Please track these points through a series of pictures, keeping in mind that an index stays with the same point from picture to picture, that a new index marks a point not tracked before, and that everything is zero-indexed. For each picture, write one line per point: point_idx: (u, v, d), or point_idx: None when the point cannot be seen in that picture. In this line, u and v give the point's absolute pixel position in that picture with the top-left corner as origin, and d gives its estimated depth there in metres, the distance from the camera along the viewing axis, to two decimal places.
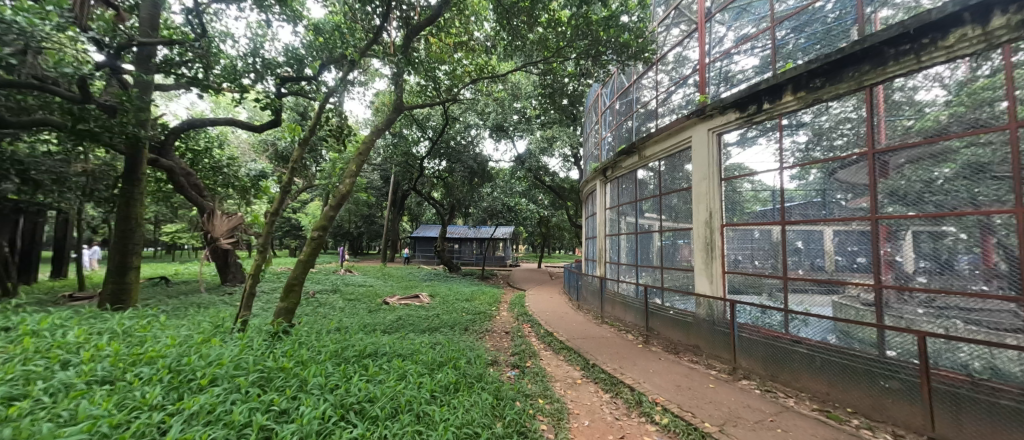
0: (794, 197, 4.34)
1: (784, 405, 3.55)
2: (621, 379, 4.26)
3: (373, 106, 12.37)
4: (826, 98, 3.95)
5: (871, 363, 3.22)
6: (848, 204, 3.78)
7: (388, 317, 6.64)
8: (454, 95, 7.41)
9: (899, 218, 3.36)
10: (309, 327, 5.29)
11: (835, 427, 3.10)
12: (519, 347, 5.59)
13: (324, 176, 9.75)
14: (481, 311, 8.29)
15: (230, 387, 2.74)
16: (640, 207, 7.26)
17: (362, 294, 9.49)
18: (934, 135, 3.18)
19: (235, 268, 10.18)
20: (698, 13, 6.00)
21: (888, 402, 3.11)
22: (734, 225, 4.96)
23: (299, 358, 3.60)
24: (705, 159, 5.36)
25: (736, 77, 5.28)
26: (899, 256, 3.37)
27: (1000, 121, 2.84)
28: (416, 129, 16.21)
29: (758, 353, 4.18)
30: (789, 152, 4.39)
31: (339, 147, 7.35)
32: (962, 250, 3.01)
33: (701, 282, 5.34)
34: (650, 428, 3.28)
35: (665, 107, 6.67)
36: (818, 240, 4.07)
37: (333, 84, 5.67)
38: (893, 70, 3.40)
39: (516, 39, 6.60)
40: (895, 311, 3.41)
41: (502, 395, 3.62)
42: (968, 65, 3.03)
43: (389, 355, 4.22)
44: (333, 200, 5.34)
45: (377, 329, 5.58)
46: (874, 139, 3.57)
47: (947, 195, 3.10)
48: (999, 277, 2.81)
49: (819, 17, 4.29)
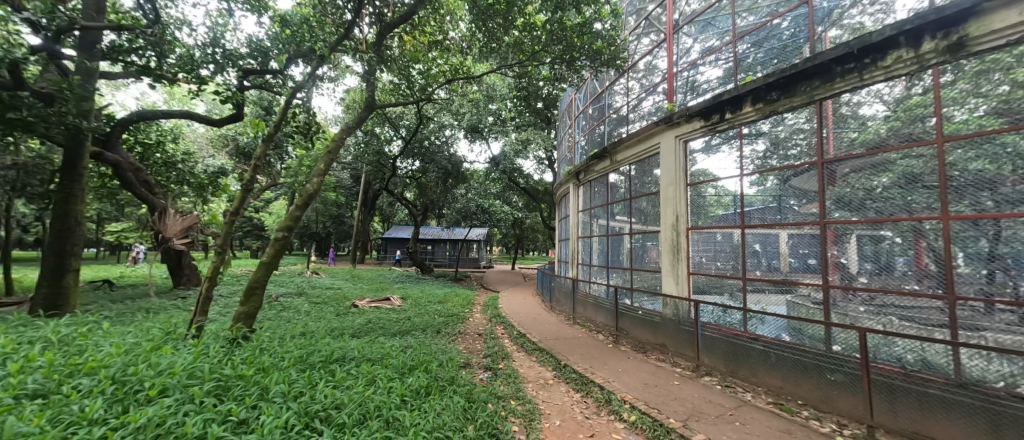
0: (753, 202, 4.58)
1: (742, 399, 3.74)
2: (591, 378, 4.34)
3: (343, 103, 12.01)
4: (782, 109, 4.23)
5: (820, 358, 3.46)
6: (800, 209, 4.05)
7: (357, 320, 6.44)
8: (429, 94, 7.26)
9: (845, 223, 3.66)
10: (272, 332, 5.04)
11: (788, 419, 3.30)
12: (492, 349, 5.57)
13: (290, 175, 9.37)
14: (453, 313, 8.20)
15: (183, 398, 2.56)
16: (612, 210, 7.44)
17: (330, 297, 9.17)
18: (875, 147, 3.47)
19: (189, 270, 9.58)
20: (666, 24, 6.25)
21: (834, 393, 3.34)
22: (699, 228, 5.19)
23: (260, 365, 3.43)
24: (672, 166, 5.60)
25: (701, 86, 5.52)
26: (845, 258, 3.66)
27: (928, 136, 3.16)
28: (388, 128, 15.84)
29: (719, 350, 4.38)
30: (749, 160, 4.64)
31: (307, 144, 7.04)
32: (899, 252, 3.29)
33: (668, 282, 5.54)
34: (619, 426, 3.37)
35: (635, 113, 6.89)
36: (774, 244, 4.33)
37: (300, 79, 5.45)
38: (840, 86, 3.69)
39: (491, 41, 6.62)
40: (840, 309, 3.68)
41: (474, 397, 3.60)
42: (904, 83, 3.31)
43: (357, 360, 4.09)
44: (299, 200, 5.12)
45: (345, 334, 5.40)
46: (823, 149, 3.86)
47: (885, 201, 3.39)
48: (929, 277, 3.11)
49: (776, 34, 4.61)
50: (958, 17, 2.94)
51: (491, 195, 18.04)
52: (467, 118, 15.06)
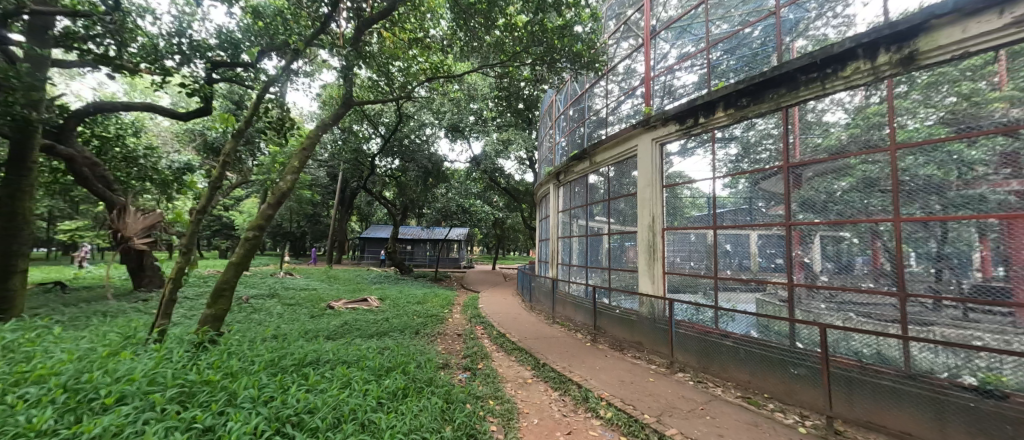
0: (725, 204, 4.75)
1: (712, 394, 3.87)
2: (569, 377, 4.40)
3: (320, 99, 11.71)
4: (752, 115, 4.42)
5: (784, 353, 3.63)
6: (768, 211, 4.23)
7: (332, 322, 6.29)
8: (409, 92, 7.18)
9: (809, 225, 3.86)
10: (241, 335, 4.85)
11: (755, 412, 3.44)
12: (471, 349, 5.55)
13: (263, 172, 9.04)
14: (432, 313, 8.11)
15: (142, 406, 2.43)
16: (591, 210, 7.55)
17: (304, 298, 8.89)
18: (837, 153, 3.66)
19: (151, 272, 9.09)
20: (644, 30, 6.40)
21: (797, 386, 3.51)
22: (674, 229, 5.34)
23: (228, 370, 3.30)
24: (649, 168, 5.73)
25: (678, 91, 5.67)
26: (808, 258, 3.85)
27: (883, 143, 3.37)
28: (367, 125, 15.54)
29: (692, 347, 4.52)
30: (721, 163, 4.81)
31: (281, 140, 6.80)
32: (858, 252, 3.49)
33: (644, 282, 5.67)
34: (596, 423, 3.42)
35: (615, 116, 7.01)
36: (744, 244, 4.51)
37: (274, 73, 5.27)
38: (804, 94, 3.89)
39: (472, 40, 6.59)
40: (804, 307, 3.87)
41: (452, 398, 3.58)
42: (863, 93, 3.51)
43: (332, 363, 3.99)
44: (272, 198, 4.95)
45: (319, 336, 5.26)
46: (790, 154, 4.05)
47: (846, 204, 3.58)
48: (884, 275, 3.31)
49: (748, 42, 4.80)
50: (910, 31, 3.15)
51: (472, 194, 17.92)
52: (448, 117, 14.95)
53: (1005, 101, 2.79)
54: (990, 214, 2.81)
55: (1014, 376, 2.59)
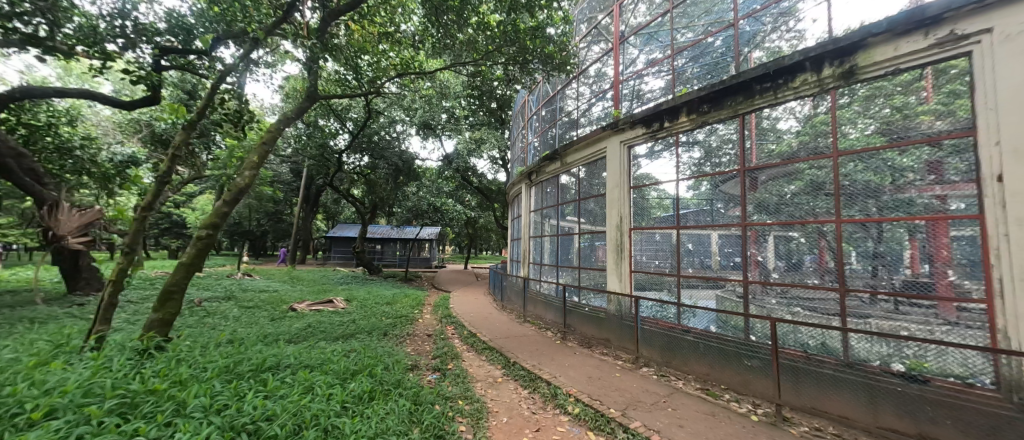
0: (688, 205, 4.95)
1: (674, 387, 4.04)
2: (539, 374, 4.44)
3: (282, 91, 11.17)
4: (713, 121, 4.64)
5: (739, 346, 3.84)
6: (726, 212, 4.47)
7: (295, 325, 6.03)
8: (379, 88, 7.06)
9: (763, 225, 4.11)
10: (193, 341, 4.55)
11: (713, 402, 3.63)
12: (441, 349, 5.50)
13: (219, 166, 8.53)
14: (402, 314, 7.94)
15: (75, 420, 2.22)
16: (562, 210, 7.66)
17: (264, 300, 8.47)
18: (789, 158, 3.92)
19: (88, 274, 8.33)
20: (614, 35, 6.59)
21: (750, 377, 3.74)
22: (641, 229, 5.52)
23: (176, 378, 3.08)
24: (618, 169, 5.90)
25: (645, 95, 5.87)
26: (763, 256, 4.10)
27: (828, 150, 3.65)
28: (334, 120, 14.99)
29: (656, 343, 4.69)
30: (686, 166, 4.99)
31: (239, 134, 6.43)
32: (806, 251, 3.75)
33: (612, 280, 5.83)
34: (564, 419, 3.48)
35: (586, 117, 7.15)
36: (706, 243, 4.73)
37: (231, 62, 4.98)
38: (760, 103, 4.15)
39: (444, 37, 6.51)
40: (759, 302, 4.12)
41: (421, 400, 3.53)
42: (811, 103, 3.78)
43: (293, 367, 3.82)
44: (227, 195, 4.67)
45: (280, 339, 5.03)
46: (746, 158, 4.30)
47: (796, 206, 3.84)
48: (827, 272, 3.58)
49: (710, 51, 5.03)
50: (850, 48, 3.44)
51: (444, 193, 17.72)
52: (419, 114, 14.72)
53: (931, 114, 3.07)
54: (918, 216, 3.10)
55: (935, 363, 2.88)
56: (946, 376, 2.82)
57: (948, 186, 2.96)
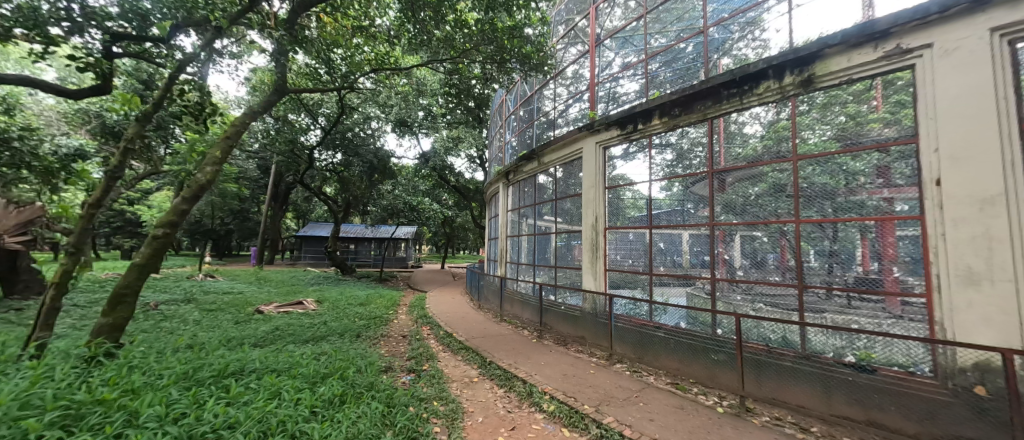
0: (661, 205, 5.08)
1: (645, 382, 4.16)
2: (515, 373, 4.45)
3: (249, 83, 10.68)
4: (684, 124, 4.80)
5: (706, 341, 4.01)
6: (696, 212, 4.64)
7: (261, 327, 5.78)
8: (353, 83, 6.93)
9: (730, 225, 4.28)
10: (147, 347, 4.27)
11: (682, 395, 3.76)
12: (416, 350, 5.41)
13: (179, 161, 8.07)
14: (376, 315, 7.76)
15: (9, 435, 2.04)
16: (539, 210, 7.71)
17: (228, 303, 8.07)
18: (754, 161, 4.11)
19: (27, 276, 7.69)
20: (590, 37, 6.70)
21: (716, 370, 3.90)
22: (615, 229, 5.65)
23: (128, 387, 2.89)
24: (594, 170, 6.01)
25: (621, 98, 5.98)
26: (730, 255, 4.27)
27: (788, 154, 3.85)
28: (306, 115, 14.47)
29: (629, 340, 4.81)
30: (659, 167, 5.13)
31: (200, 128, 6.10)
32: (769, 250, 3.94)
33: (587, 279, 5.93)
34: (539, 417, 3.51)
35: (563, 118, 7.23)
36: (677, 243, 4.88)
37: (191, 52, 4.72)
38: (728, 108, 4.34)
39: (421, 33, 6.40)
40: (725, 299, 4.29)
41: (394, 402, 3.46)
42: (775, 109, 3.97)
43: (259, 372, 3.66)
44: (187, 192, 4.42)
45: (244, 343, 4.80)
46: (714, 161, 4.47)
47: (760, 206, 4.03)
48: (788, 270, 3.78)
49: (683, 56, 5.19)
50: (809, 58, 3.65)
51: (420, 192, 17.46)
52: (395, 111, 14.46)
53: (880, 122, 3.29)
54: (868, 217, 3.31)
55: (881, 353, 3.08)
56: (891, 364, 3.02)
57: (894, 189, 3.18)
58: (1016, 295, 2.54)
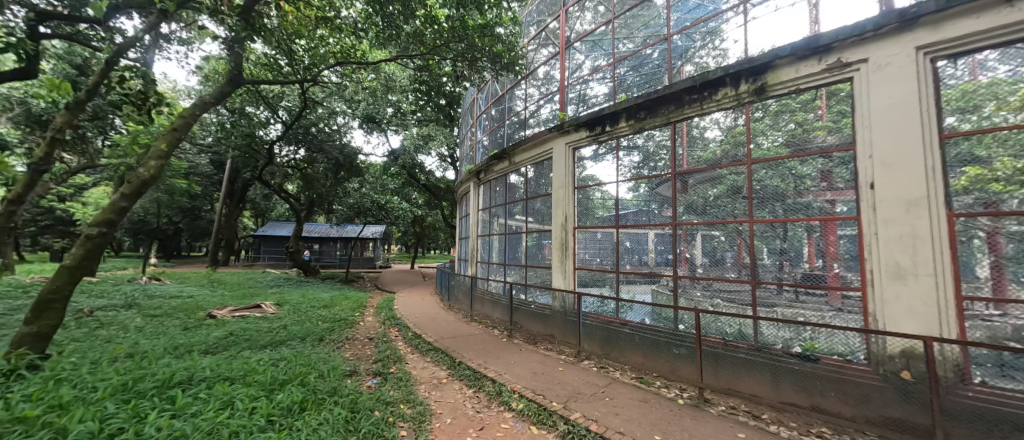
0: (629, 206, 5.23)
1: (612, 377, 4.27)
2: (484, 373, 4.44)
3: (201, 72, 9.99)
4: (649, 127, 4.97)
5: (669, 336, 4.16)
6: (661, 212, 4.82)
7: (213, 333, 5.42)
8: (315, 75, 6.64)
9: (691, 225, 4.48)
10: (78, 358, 3.88)
11: (646, 389, 3.89)
12: (383, 353, 5.26)
13: (119, 154, 7.43)
14: (340, 318, 7.49)
15: None
16: (510, 209, 7.74)
17: (175, 307, 7.50)
18: (713, 164, 4.32)
19: None
20: (561, 39, 6.79)
21: (678, 364, 4.06)
22: (584, 228, 5.77)
23: (55, 402, 2.62)
24: (563, 170, 6.10)
25: (591, 100, 6.11)
26: (691, 253, 4.47)
27: (744, 158, 4.08)
28: (265, 108, 13.71)
29: (596, 336, 4.93)
30: (626, 168, 5.28)
31: (143, 119, 5.64)
32: (726, 248, 4.16)
33: (557, 278, 6.01)
34: (508, 416, 3.52)
35: (535, 119, 7.28)
36: (643, 242, 5.05)
37: (133, 36, 4.34)
38: (690, 112, 4.53)
39: (389, 28, 6.23)
40: (687, 295, 4.49)
41: (358, 407, 3.35)
42: (732, 115, 4.19)
43: (210, 381, 3.43)
44: (127, 189, 4.07)
45: (194, 351, 4.48)
46: (678, 163, 4.66)
47: (718, 207, 4.25)
48: (743, 267, 4.01)
49: (648, 62, 5.37)
50: (762, 68, 3.89)
51: (388, 190, 17.03)
52: (363, 106, 14.02)
53: (824, 130, 3.56)
54: (814, 217, 3.56)
55: (823, 343, 3.30)
56: (832, 354, 3.25)
57: (836, 192, 3.45)
58: (934, 288, 2.84)
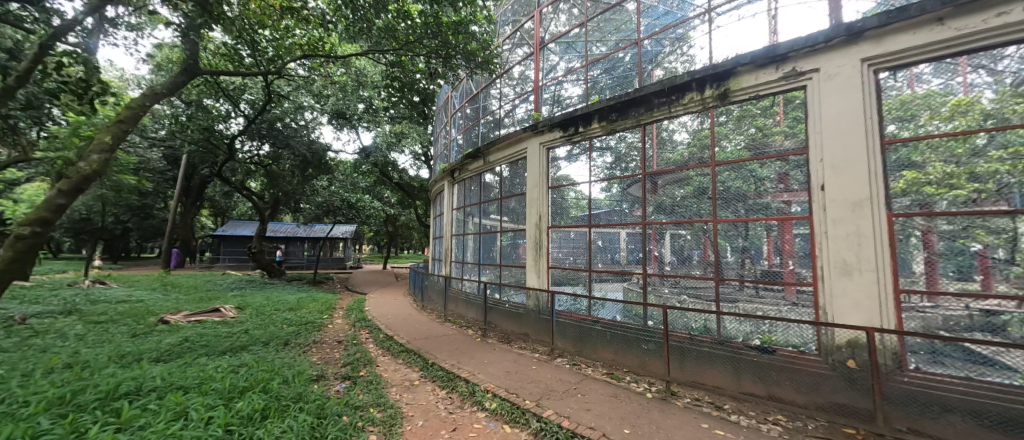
0: (601, 206, 5.33)
1: (584, 373, 4.35)
2: (457, 373, 4.41)
3: (153, 61, 9.33)
4: (621, 129, 5.09)
5: (639, 332, 4.28)
6: (631, 212, 4.96)
7: (166, 340, 5.08)
8: (280, 67, 6.37)
9: (660, 225, 4.63)
10: (6, 370, 3.53)
11: (617, 384, 3.99)
12: (353, 356, 5.11)
13: (57, 146, 6.83)
14: (307, 321, 7.20)
15: None
16: (485, 208, 7.71)
17: (122, 313, 6.96)
18: (681, 165, 4.49)
19: None
20: (535, 40, 6.83)
21: (646, 359, 4.19)
22: (558, 227, 5.84)
23: None
24: (538, 169, 6.15)
25: (565, 101, 6.18)
26: (660, 251, 4.61)
27: (709, 160, 4.25)
28: (226, 101, 12.97)
29: (570, 334, 5.00)
30: (599, 169, 5.38)
31: (86, 109, 5.22)
32: (692, 247, 4.32)
33: (531, 277, 6.06)
34: (481, 415, 3.51)
35: (510, 118, 7.29)
36: (614, 241, 5.16)
37: (73, 18, 4.01)
38: (658, 115, 4.68)
39: (360, 21, 6.06)
40: (655, 293, 4.64)
41: (325, 412, 3.23)
42: (698, 119, 4.36)
43: (161, 390, 3.21)
44: (68, 184, 3.77)
45: (143, 359, 4.18)
46: (648, 165, 4.80)
47: (685, 207, 4.42)
48: (707, 265, 4.18)
49: (620, 65, 5.51)
50: (725, 75, 4.07)
51: (359, 188, 16.55)
52: (332, 102, 13.56)
53: (781, 135, 3.77)
54: (772, 217, 3.77)
55: (780, 336, 3.53)
56: (787, 345, 3.48)
57: (792, 194, 3.67)
58: (876, 283, 3.07)
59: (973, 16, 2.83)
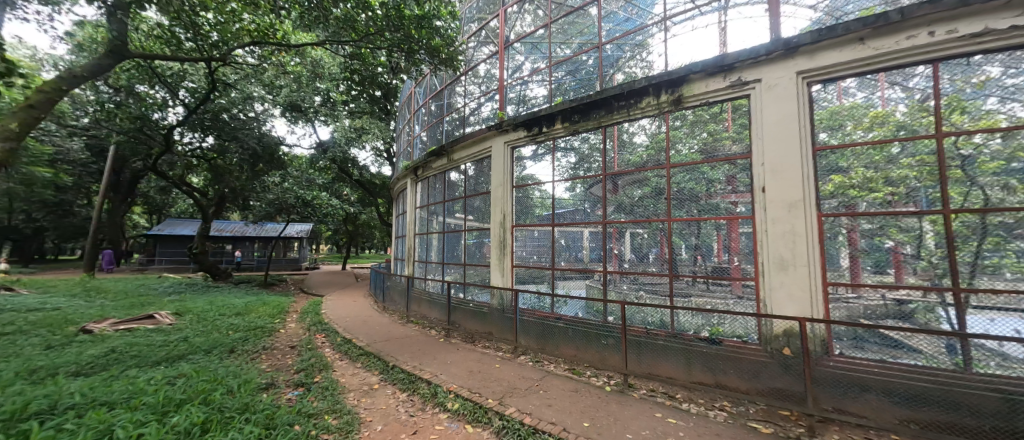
0: (565, 205, 5.44)
1: (546, 370, 4.42)
2: (419, 375, 4.32)
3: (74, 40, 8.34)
4: (583, 129, 5.22)
5: (599, 328, 4.42)
6: (592, 211, 5.10)
7: (89, 351, 4.57)
8: (227, 54, 5.96)
9: (620, 224, 4.80)
10: None
11: (578, 379, 4.09)
12: (307, 362, 4.85)
13: None
14: (257, 326, 6.75)
15: None
16: (449, 207, 7.62)
17: (34, 323, 6.17)
18: (640, 167, 4.67)
19: None
20: (500, 39, 6.84)
21: (605, 354, 4.33)
22: (523, 226, 5.89)
23: None
24: (502, 169, 6.17)
25: (530, 101, 6.23)
26: (620, 250, 4.78)
27: (664, 162, 4.46)
28: (162, 88, 11.83)
29: (533, 332, 5.06)
30: (562, 169, 5.47)
31: None
32: (650, 245, 4.51)
33: (495, 276, 6.08)
34: (443, 417, 3.46)
35: (475, 116, 7.24)
36: (577, 239, 5.27)
37: None
38: (619, 118, 4.85)
39: (315, 9, 5.78)
40: (615, 289, 4.80)
41: (274, 422, 3.05)
42: (656, 123, 4.56)
43: (80, 407, 2.89)
44: None
45: (59, 374, 3.73)
46: (609, 166, 4.97)
47: (643, 207, 4.61)
48: (662, 262, 4.38)
49: (583, 68, 5.63)
50: (679, 81, 4.28)
51: (317, 185, 15.75)
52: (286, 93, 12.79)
53: (730, 139, 4.02)
54: (721, 217, 4.01)
55: (727, 327, 3.77)
56: (733, 336, 3.72)
57: (738, 195, 3.92)
58: (808, 276, 3.38)
59: (889, 37, 3.18)
